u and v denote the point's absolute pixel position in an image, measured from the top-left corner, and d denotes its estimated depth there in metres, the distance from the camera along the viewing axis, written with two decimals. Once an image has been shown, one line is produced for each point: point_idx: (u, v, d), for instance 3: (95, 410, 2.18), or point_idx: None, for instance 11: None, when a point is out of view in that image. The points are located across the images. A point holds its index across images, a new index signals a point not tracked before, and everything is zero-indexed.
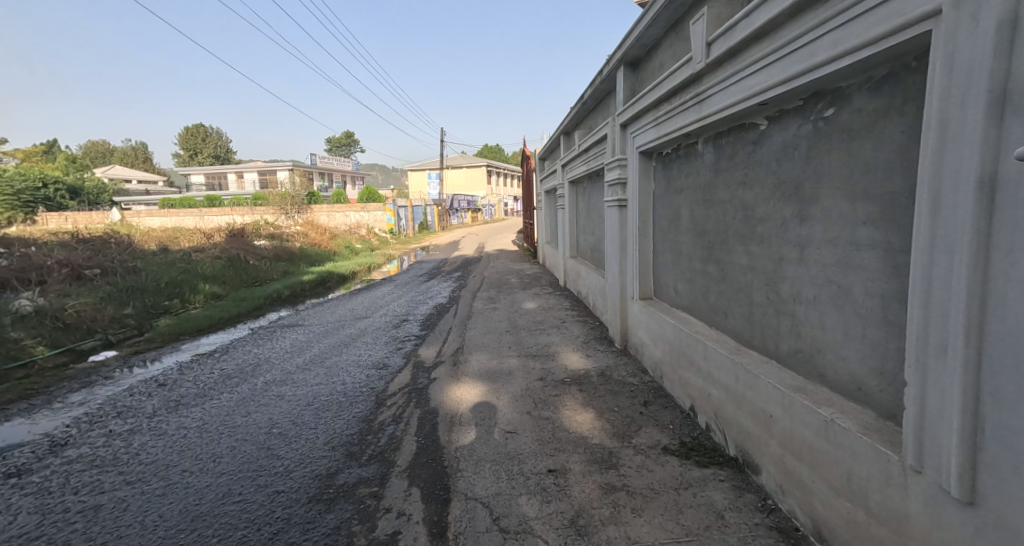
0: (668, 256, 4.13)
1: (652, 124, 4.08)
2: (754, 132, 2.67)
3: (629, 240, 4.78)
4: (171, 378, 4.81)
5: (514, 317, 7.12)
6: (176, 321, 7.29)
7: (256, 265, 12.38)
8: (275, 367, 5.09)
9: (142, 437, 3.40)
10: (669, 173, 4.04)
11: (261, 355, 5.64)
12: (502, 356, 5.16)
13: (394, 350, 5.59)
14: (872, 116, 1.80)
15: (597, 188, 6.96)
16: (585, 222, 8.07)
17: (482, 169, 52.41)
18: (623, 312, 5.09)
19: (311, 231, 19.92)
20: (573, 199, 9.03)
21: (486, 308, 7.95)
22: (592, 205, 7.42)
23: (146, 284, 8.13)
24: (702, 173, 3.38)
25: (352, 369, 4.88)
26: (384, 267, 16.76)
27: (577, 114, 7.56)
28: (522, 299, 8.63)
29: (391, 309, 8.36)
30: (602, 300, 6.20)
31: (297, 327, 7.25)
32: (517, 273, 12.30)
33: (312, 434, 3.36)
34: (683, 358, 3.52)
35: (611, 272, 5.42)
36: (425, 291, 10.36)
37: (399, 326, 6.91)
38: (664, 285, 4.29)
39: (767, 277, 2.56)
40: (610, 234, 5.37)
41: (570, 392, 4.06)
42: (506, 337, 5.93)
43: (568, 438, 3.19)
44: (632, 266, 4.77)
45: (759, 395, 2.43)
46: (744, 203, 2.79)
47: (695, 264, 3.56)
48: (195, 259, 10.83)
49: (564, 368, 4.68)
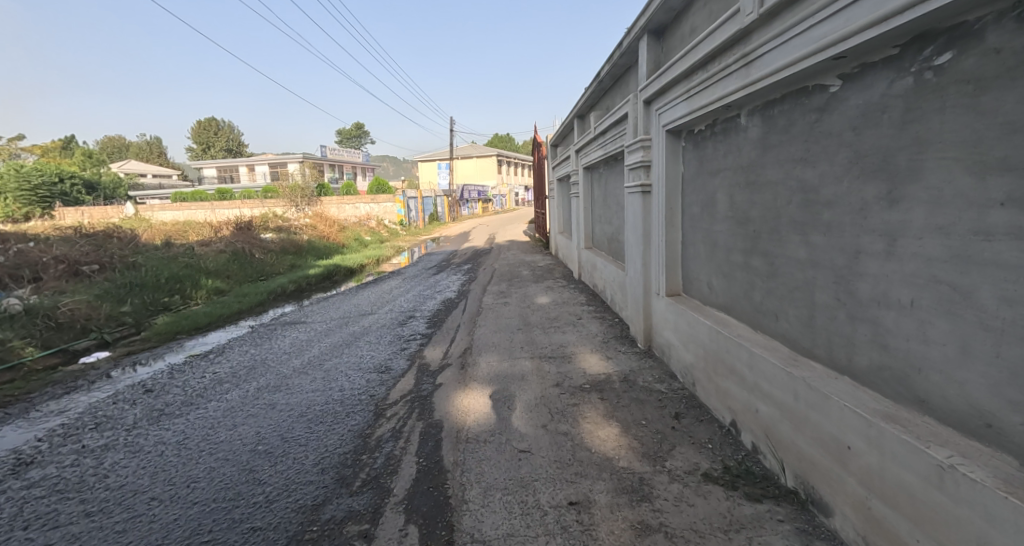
0: (701, 247, 3.64)
1: (682, 97, 3.58)
2: (818, 97, 2.17)
3: (654, 230, 4.29)
4: (160, 384, 4.51)
5: (526, 313, 6.70)
6: (174, 319, 7.02)
7: (261, 258, 12.12)
8: (269, 372, 4.75)
9: (114, 455, 3.07)
10: (702, 153, 3.55)
11: (257, 357, 5.33)
12: (514, 358, 4.74)
13: (398, 351, 5.22)
14: (1017, 57, 1.31)
15: (614, 174, 6.45)
16: (602, 211, 7.57)
17: (491, 159, 51.77)
18: (646, 309, 4.63)
19: (319, 224, 19.66)
20: (588, 187, 8.53)
21: (497, 303, 7.54)
22: (609, 192, 6.91)
23: (145, 280, 7.89)
24: (744, 151, 2.88)
25: (352, 373, 4.53)
26: (393, 260, 16.43)
27: (592, 95, 7.03)
28: (534, 293, 8.19)
29: (397, 305, 7.98)
30: (622, 296, 5.74)
31: (299, 325, 6.90)
32: (529, 265, 11.84)
33: (301, 454, 3.00)
34: (720, 365, 3.06)
35: (633, 265, 4.94)
36: (434, 285, 9.97)
37: (404, 324, 6.52)
38: (694, 281, 3.81)
39: (836, 275, 2.08)
40: (632, 223, 4.88)
41: (590, 402, 3.63)
42: (517, 336, 5.52)
43: (591, 459, 2.78)
44: (657, 259, 4.30)
45: (829, 420, 1.97)
46: (803, 184, 2.30)
47: (735, 257, 3.08)
48: (199, 254, 10.56)
49: (582, 372, 4.25)
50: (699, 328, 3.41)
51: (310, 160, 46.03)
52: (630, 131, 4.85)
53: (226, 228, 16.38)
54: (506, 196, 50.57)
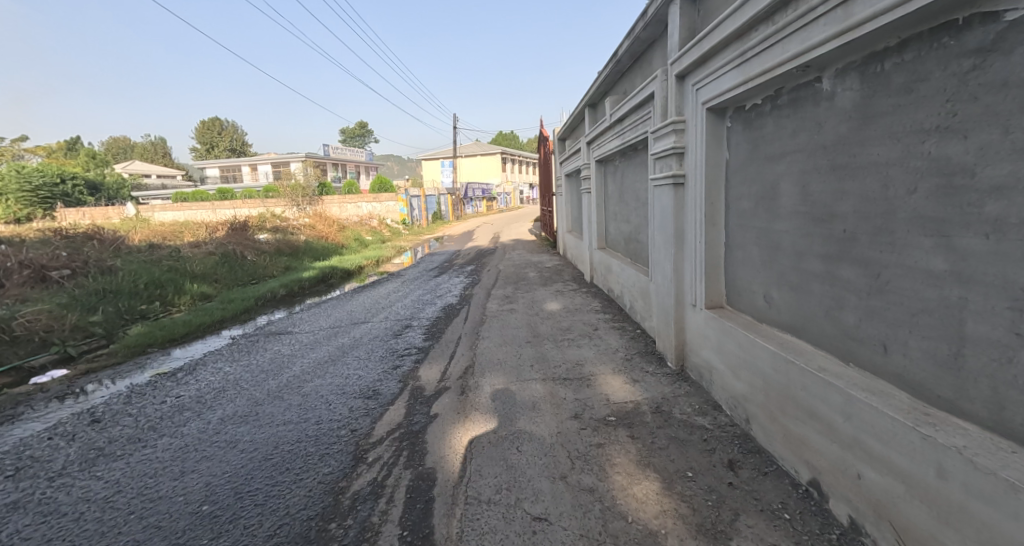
0: (754, 251, 2.95)
1: (731, 65, 2.88)
2: (975, 34, 1.47)
3: (692, 230, 3.60)
4: (110, 412, 3.88)
5: (535, 322, 6.03)
6: (148, 329, 6.41)
7: (253, 260, 11.56)
8: (238, 397, 4.09)
9: (20, 520, 2.45)
10: (756, 133, 2.85)
11: (231, 377, 4.68)
12: (522, 379, 4.08)
13: (389, 370, 4.57)
14: None
15: (634, 166, 5.76)
16: (618, 208, 6.86)
17: (495, 156, 51.03)
18: (678, 322, 3.95)
19: (318, 224, 19.06)
20: (601, 182, 7.83)
21: (503, 311, 6.86)
22: (627, 187, 6.22)
23: (120, 286, 7.31)
24: (826, 126, 2.19)
25: (333, 399, 3.87)
26: (394, 261, 15.83)
27: (608, 78, 6.33)
28: (543, 299, 7.51)
29: (393, 312, 7.32)
30: (646, 304, 5.06)
31: (283, 336, 6.24)
32: (535, 267, 11.16)
33: (253, 520, 2.36)
34: (789, 404, 2.37)
35: (660, 270, 4.26)
36: (435, 289, 9.32)
37: (399, 335, 5.85)
38: (743, 292, 3.12)
39: (1011, 297, 1.39)
40: (660, 221, 4.19)
41: (618, 443, 2.95)
42: (525, 351, 4.84)
43: (628, 533, 2.11)
44: (693, 264, 3.62)
45: (1017, 523, 1.28)
46: (939, 164, 1.61)
47: (808, 265, 2.39)
48: (185, 257, 9.95)
49: (604, 399, 3.59)
50: (754, 353, 2.73)
51: (313, 158, 45.51)
52: (658, 113, 4.16)
53: (220, 228, 15.85)
54: (510, 194, 49.81)
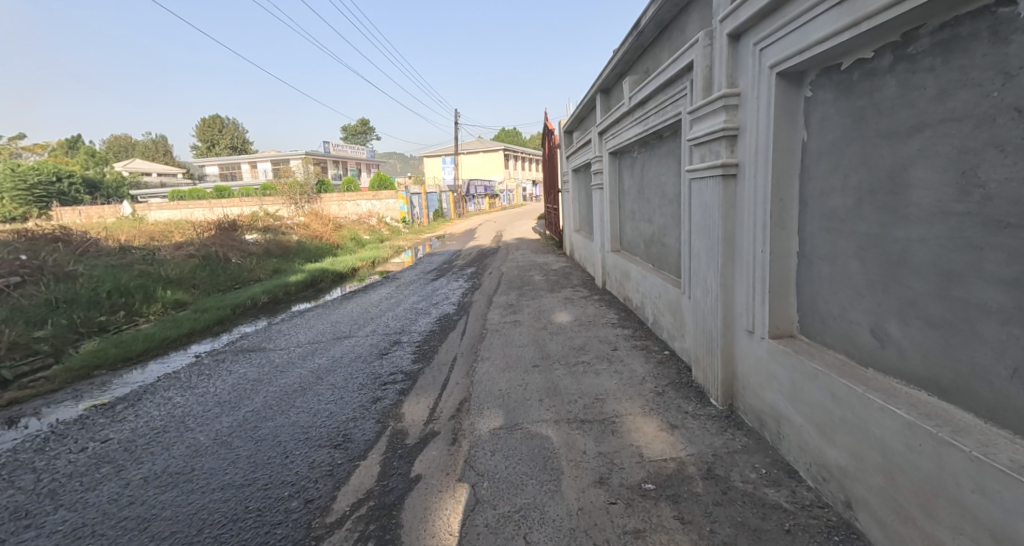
0: (851, 265, 2.12)
1: (823, 5, 2.05)
2: None
3: (751, 235, 2.77)
4: (10, 465, 3.06)
5: (543, 339, 5.23)
6: (102, 346, 5.64)
7: (238, 263, 10.81)
8: (175, 442, 3.28)
9: None
10: (861, 101, 2.01)
11: (177, 412, 3.87)
12: (529, 421, 3.28)
13: (367, 405, 3.77)
14: None
15: (660, 158, 4.93)
16: (637, 206, 6.04)
17: (499, 153, 50.20)
18: (727, 350, 3.13)
19: (314, 223, 18.31)
20: (615, 177, 7.01)
21: (505, 323, 6.06)
22: (649, 182, 5.40)
23: (77, 296, 6.56)
24: (1021, 75, 1.35)
25: (292, 452, 3.06)
26: (391, 261, 15.07)
27: (627, 56, 5.50)
28: (550, 308, 6.70)
29: (381, 324, 6.52)
30: (678, 321, 4.25)
31: (253, 355, 5.44)
32: (541, 269, 10.36)
33: None
34: (941, 508, 1.55)
35: (702, 283, 3.43)
36: (432, 294, 8.54)
37: (384, 356, 5.05)
38: (831, 321, 2.30)
39: None
40: (703, 223, 3.36)
41: (663, 531, 2.13)
42: (531, 381, 4.03)
43: None
44: (750, 278, 2.80)
45: None
46: None
47: (970, 294, 1.55)
48: (161, 261, 9.18)
49: (636, 453, 2.78)
50: (861, 414, 1.91)
51: (313, 155, 44.73)
52: (698, 88, 3.33)
53: (210, 228, 15.15)
54: (513, 191, 49.04)
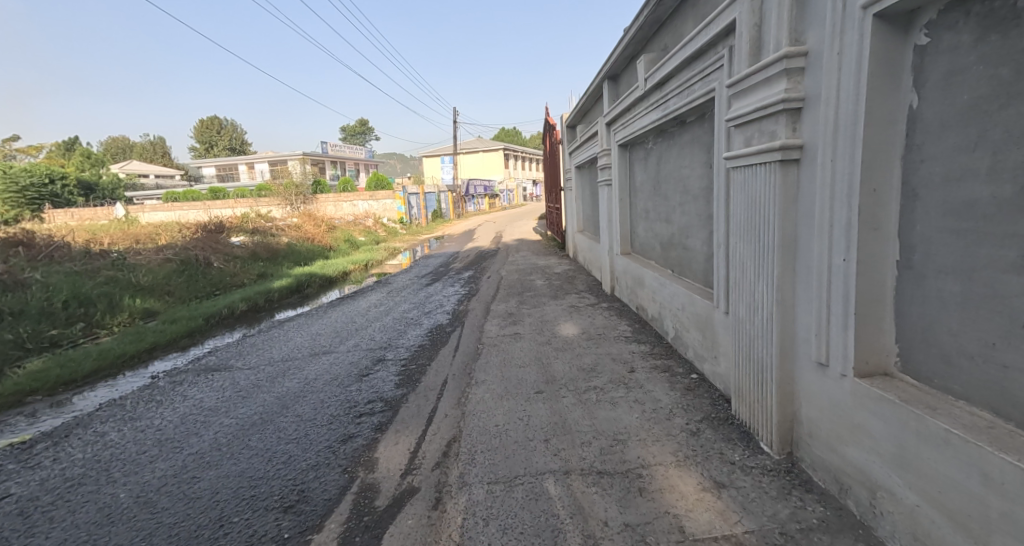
0: (1007, 283, 1.44)
1: None
2: None
3: (824, 237, 2.08)
4: None
5: (548, 356, 4.58)
6: (46, 365, 4.99)
7: (220, 267, 10.18)
8: (85, 504, 2.59)
9: None
10: None
11: (104, 454, 3.18)
12: (533, 473, 2.60)
13: (334, 447, 3.08)
14: None
15: (683, 148, 4.27)
16: (652, 204, 5.37)
17: (498, 152, 49.60)
18: (784, 384, 2.45)
19: (307, 224, 17.72)
20: (625, 172, 6.36)
21: (504, 337, 5.40)
22: (668, 176, 4.73)
23: (26, 307, 5.91)
24: None
25: (226, 522, 2.36)
26: (387, 264, 14.44)
27: (641, 33, 4.85)
28: (554, 319, 6.03)
29: (366, 338, 5.85)
30: (709, 340, 3.58)
31: (216, 377, 4.74)
32: (542, 273, 9.70)
33: None
34: None
35: (749, 297, 2.75)
36: (425, 301, 7.89)
37: (365, 379, 4.38)
38: (965, 360, 1.61)
39: None
40: (751, 221, 2.68)
41: None
42: (535, 414, 3.36)
43: None
44: (822, 295, 2.12)
45: None
46: None
47: None
48: (134, 266, 8.55)
49: (676, 527, 2.09)
50: None
51: (310, 156, 44.27)
52: (744, 53, 2.65)
53: (197, 230, 14.57)
54: (513, 190, 48.45)
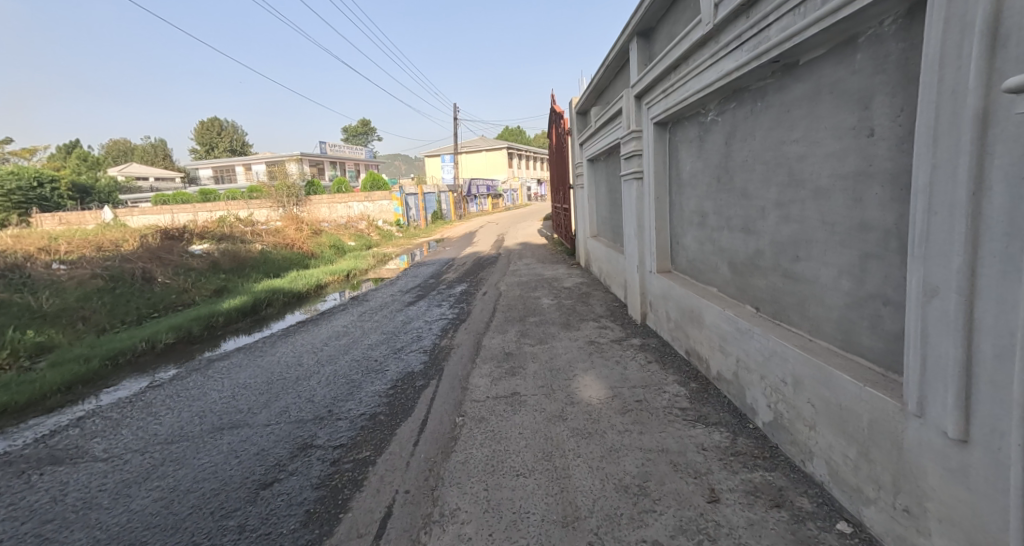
0: None
1: None
2: None
3: None
4: None
5: (565, 450, 2.84)
6: None
7: (165, 282, 8.57)
8: None
9: None
10: None
11: None
12: None
13: None
14: None
15: (792, 108, 2.53)
16: (714, 204, 3.62)
17: (501, 151, 48.05)
18: None
19: (291, 228, 16.13)
20: (665, 159, 4.62)
21: (498, 400, 3.69)
22: (753, 158, 2.98)
23: None
24: None
25: None
26: (375, 272, 12.79)
27: None
28: (569, 366, 4.28)
29: (302, 397, 4.14)
30: (880, 467, 1.83)
31: (41, 480, 2.99)
32: (550, 287, 7.98)
33: None
34: None
35: None
36: (402, 329, 6.20)
37: (261, 496, 2.66)
38: None
39: None
40: None
41: None
42: None
43: None
44: None
45: None
46: None
47: None
48: (44, 288, 6.93)
49: None
50: None
51: (307, 156, 42.91)
52: None
53: (164, 236, 13.04)
54: (516, 190, 46.86)
